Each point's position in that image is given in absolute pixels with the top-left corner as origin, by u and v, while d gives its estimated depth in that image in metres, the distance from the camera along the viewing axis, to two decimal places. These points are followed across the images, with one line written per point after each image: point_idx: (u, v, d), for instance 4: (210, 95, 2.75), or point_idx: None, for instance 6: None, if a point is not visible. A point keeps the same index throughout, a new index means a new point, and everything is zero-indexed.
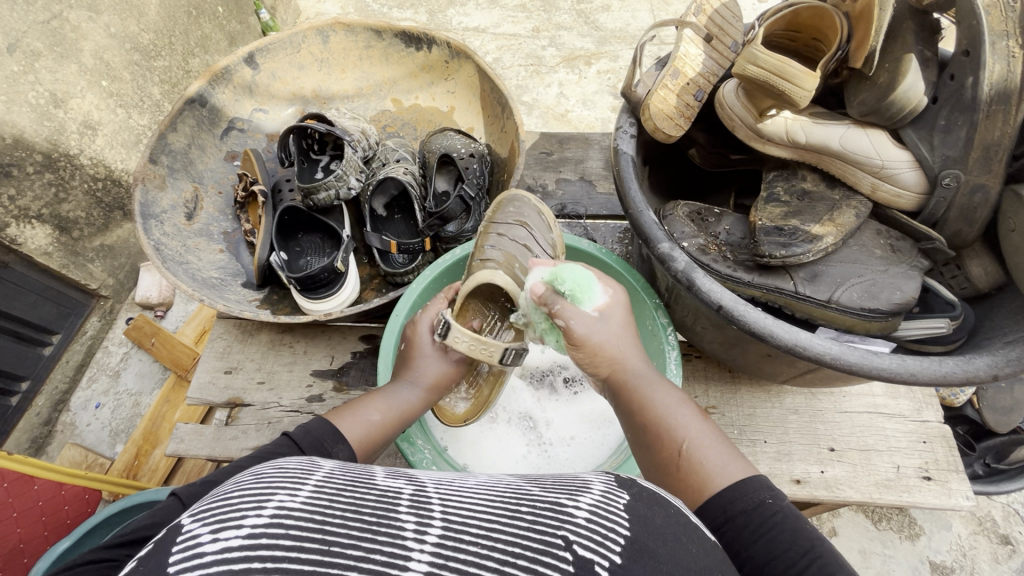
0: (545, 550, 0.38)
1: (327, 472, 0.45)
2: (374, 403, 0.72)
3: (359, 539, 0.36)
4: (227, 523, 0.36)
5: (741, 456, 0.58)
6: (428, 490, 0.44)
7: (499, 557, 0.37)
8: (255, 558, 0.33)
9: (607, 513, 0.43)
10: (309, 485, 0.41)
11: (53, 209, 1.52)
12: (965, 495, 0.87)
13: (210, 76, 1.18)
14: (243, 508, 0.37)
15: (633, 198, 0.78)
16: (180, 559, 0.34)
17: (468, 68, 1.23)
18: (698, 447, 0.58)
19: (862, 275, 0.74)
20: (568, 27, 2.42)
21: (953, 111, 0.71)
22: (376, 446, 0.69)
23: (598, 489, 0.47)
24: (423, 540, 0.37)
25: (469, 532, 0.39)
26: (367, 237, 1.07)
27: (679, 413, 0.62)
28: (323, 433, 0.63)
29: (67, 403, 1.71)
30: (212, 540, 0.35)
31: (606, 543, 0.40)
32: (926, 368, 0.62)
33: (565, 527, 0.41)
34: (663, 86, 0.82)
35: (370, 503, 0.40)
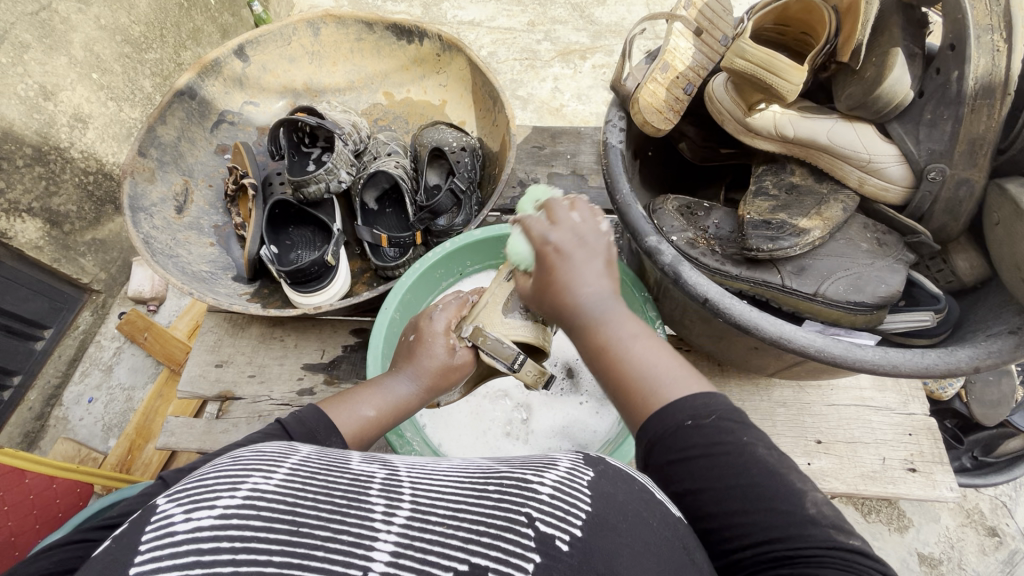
0: (508, 527, 0.39)
1: (303, 456, 0.45)
2: (369, 397, 0.68)
3: (328, 521, 0.36)
4: (200, 503, 0.36)
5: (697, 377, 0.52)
6: (399, 473, 0.44)
7: (463, 536, 0.38)
8: (224, 539, 0.34)
9: (571, 490, 0.43)
10: (283, 467, 0.41)
11: (44, 202, 1.51)
12: (950, 487, 0.88)
13: (200, 68, 1.18)
14: (217, 489, 0.37)
15: (621, 191, 0.78)
16: (152, 538, 0.34)
17: (459, 61, 1.23)
18: (639, 366, 0.52)
19: (848, 268, 0.74)
20: (563, 21, 2.41)
21: (938, 105, 0.71)
22: (370, 439, 0.67)
23: (564, 466, 0.46)
24: (390, 521, 0.37)
25: (435, 512, 0.39)
26: (358, 230, 1.06)
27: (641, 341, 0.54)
28: (317, 425, 0.60)
29: (59, 398, 1.71)
30: (185, 519, 0.35)
31: (569, 518, 0.41)
32: (909, 360, 0.62)
33: (529, 504, 0.41)
34: (652, 80, 0.82)
35: (341, 486, 0.40)
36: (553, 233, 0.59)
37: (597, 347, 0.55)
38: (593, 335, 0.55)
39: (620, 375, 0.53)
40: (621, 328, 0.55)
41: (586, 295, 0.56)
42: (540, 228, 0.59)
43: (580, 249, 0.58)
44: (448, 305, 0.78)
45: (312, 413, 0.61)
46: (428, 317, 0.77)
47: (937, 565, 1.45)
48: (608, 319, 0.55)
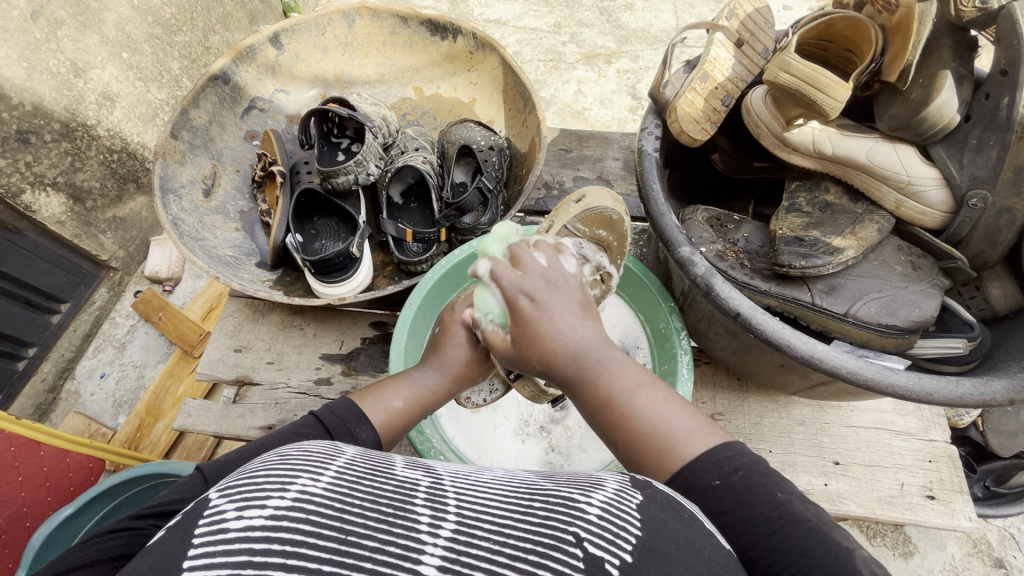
0: (556, 545, 0.38)
1: (349, 459, 0.45)
2: (396, 388, 0.67)
3: (376, 530, 0.36)
4: (251, 502, 0.36)
5: (697, 415, 0.53)
6: (444, 482, 0.44)
7: (510, 553, 0.37)
8: (275, 540, 0.34)
9: (619, 511, 0.42)
10: (331, 469, 0.41)
11: (69, 177, 1.53)
12: (968, 517, 0.87)
13: (234, 54, 1.18)
14: (268, 488, 0.38)
15: (656, 200, 0.77)
16: (206, 535, 0.35)
17: (492, 59, 1.22)
18: (652, 419, 0.52)
19: (881, 290, 0.74)
20: (589, 24, 2.40)
21: (985, 131, 0.71)
22: (399, 433, 0.65)
23: (612, 487, 0.45)
24: (436, 533, 0.37)
25: (481, 528, 0.39)
26: (383, 224, 1.07)
27: (642, 399, 0.53)
28: (348, 413, 0.61)
29: (73, 371, 1.73)
30: (236, 517, 0.35)
31: (617, 541, 0.39)
32: (943, 389, 0.62)
33: (577, 524, 0.40)
34: (691, 88, 0.82)
35: (387, 494, 0.40)
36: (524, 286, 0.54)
37: (599, 401, 0.54)
38: (596, 391, 0.54)
39: (620, 425, 0.53)
40: (623, 379, 0.54)
41: (580, 346, 0.54)
42: (511, 279, 0.54)
43: (551, 293, 0.54)
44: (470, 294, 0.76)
45: (341, 404, 0.62)
46: (451, 309, 0.75)
47: None
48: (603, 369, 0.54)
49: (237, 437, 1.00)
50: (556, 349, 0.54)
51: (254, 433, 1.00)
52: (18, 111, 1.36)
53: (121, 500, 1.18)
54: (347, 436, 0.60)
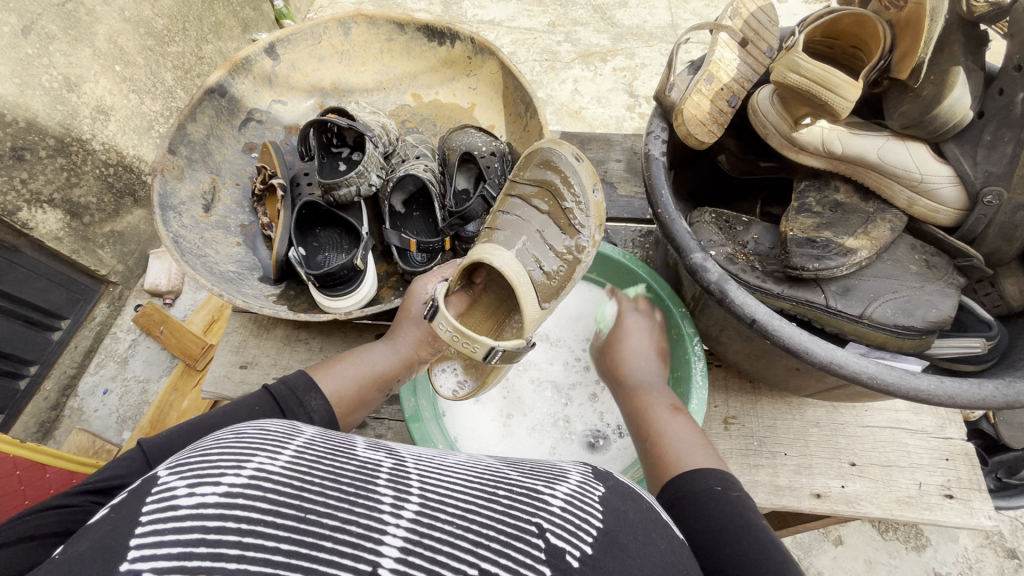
0: (519, 535, 0.38)
1: (308, 439, 0.44)
2: (348, 360, 0.76)
3: (337, 509, 0.35)
4: (204, 479, 0.35)
5: (713, 452, 0.64)
6: (407, 464, 0.43)
7: (474, 538, 0.36)
8: (230, 518, 0.32)
9: (581, 504, 0.43)
10: (289, 449, 0.40)
11: (65, 193, 1.51)
12: (988, 515, 0.86)
13: (230, 66, 1.17)
14: (222, 465, 0.36)
15: (665, 205, 0.76)
16: (155, 511, 0.33)
17: (491, 64, 1.21)
18: (676, 437, 0.67)
19: (896, 291, 0.73)
20: (584, 22, 2.38)
21: (1000, 127, 0.70)
22: (356, 404, 0.73)
23: (574, 480, 0.46)
24: (399, 514, 0.36)
25: (445, 511, 0.38)
26: (386, 234, 1.05)
27: (671, 416, 0.71)
28: (297, 382, 0.67)
29: (75, 388, 1.71)
30: (188, 494, 0.33)
31: (579, 533, 0.40)
32: (965, 391, 0.61)
33: (540, 516, 0.40)
34: (696, 91, 0.80)
35: (349, 473, 0.39)
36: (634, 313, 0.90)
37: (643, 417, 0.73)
38: (637, 399, 0.77)
39: (651, 429, 0.70)
40: (660, 403, 0.74)
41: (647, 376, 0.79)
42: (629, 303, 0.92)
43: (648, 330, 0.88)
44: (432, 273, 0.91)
45: (296, 376, 0.69)
46: (412, 285, 0.89)
47: None
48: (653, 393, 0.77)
49: None
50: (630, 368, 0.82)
51: None
52: (12, 129, 1.35)
53: None
54: (297, 404, 0.66)
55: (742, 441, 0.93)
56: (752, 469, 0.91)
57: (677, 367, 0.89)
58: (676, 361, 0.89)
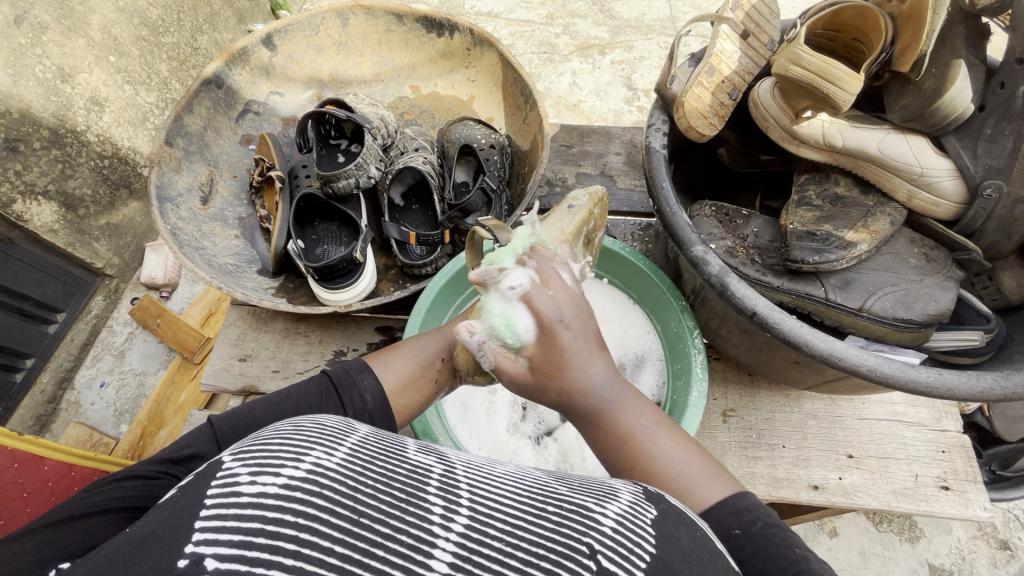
0: (568, 555, 0.38)
1: (361, 438, 0.46)
2: (404, 351, 0.74)
3: (388, 516, 0.37)
4: (265, 469, 0.37)
5: (713, 465, 0.55)
6: (456, 474, 0.45)
7: (523, 557, 0.37)
8: (289, 511, 0.34)
9: (634, 525, 0.42)
10: (344, 447, 0.42)
11: (60, 185, 1.50)
12: (982, 506, 0.87)
13: (227, 56, 1.16)
14: (283, 458, 0.39)
15: (666, 198, 0.76)
16: (219, 494, 0.35)
17: (490, 56, 1.20)
18: (664, 459, 0.54)
19: (895, 284, 0.73)
20: (582, 15, 2.37)
21: (1000, 120, 0.70)
22: (411, 392, 0.71)
23: (626, 498, 0.46)
24: (449, 527, 0.37)
25: (493, 526, 0.39)
26: (385, 227, 1.05)
27: (647, 428, 0.56)
28: (351, 364, 0.70)
29: (72, 381, 1.71)
30: (250, 483, 0.36)
31: (631, 558, 0.40)
32: (964, 383, 0.61)
33: (590, 535, 0.40)
34: (697, 84, 0.80)
35: (400, 479, 0.41)
36: (557, 311, 0.56)
37: (613, 439, 0.56)
38: (613, 426, 0.56)
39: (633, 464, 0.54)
40: (633, 415, 0.56)
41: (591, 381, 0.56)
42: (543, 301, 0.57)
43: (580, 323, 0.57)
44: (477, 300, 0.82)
45: (352, 361, 0.71)
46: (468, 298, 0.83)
47: None
48: (616, 420, 0.55)
49: None
50: (576, 383, 0.55)
51: None
52: (5, 119, 1.33)
53: None
54: (352, 384, 0.68)
55: (741, 433, 0.93)
56: (751, 461, 0.91)
57: (676, 359, 0.89)
58: (675, 353, 0.89)
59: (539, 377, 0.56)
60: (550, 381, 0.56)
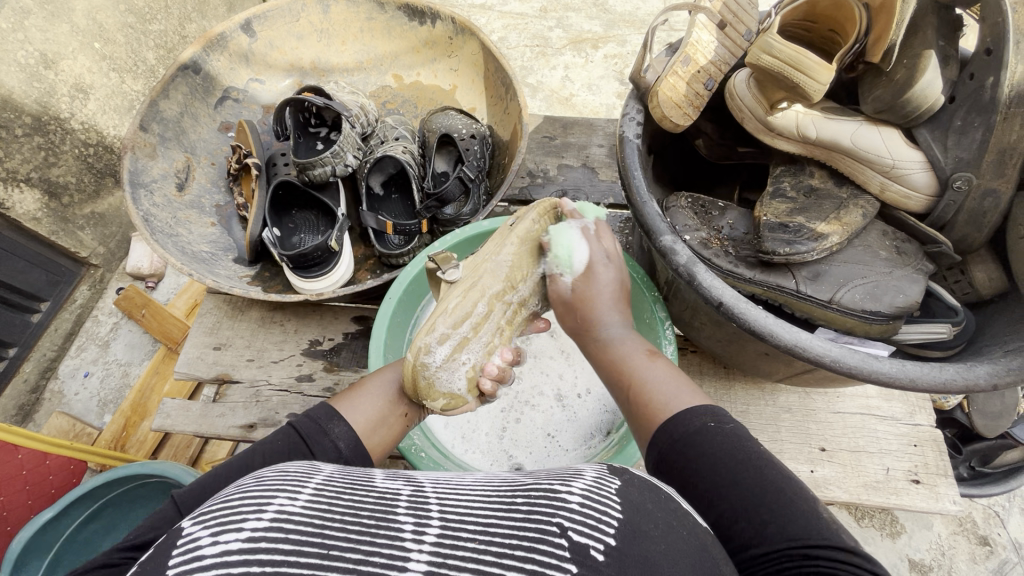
0: (540, 538, 0.37)
1: (326, 475, 0.44)
2: (371, 388, 0.69)
3: (358, 543, 0.35)
4: (227, 526, 0.35)
5: (693, 387, 0.58)
6: (425, 487, 0.43)
7: (497, 551, 0.36)
8: (254, 562, 0.32)
9: (600, 497, 0.42)
10: (308, 488, 0.40)
11: (43, 173, 1.48)
12: (953, 500, 0.87)
13: (205, 42, 1.14)
14: (243, 511, 0.36)
15: (637, 188, 0.75)
16: (180, 563, 0.33)
17: (472, 45, 1.19)
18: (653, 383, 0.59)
19: (865, 276, 0.73)
20: (576, 8, 2.36)
21: (970, 112, 0.69)
22: (382, 435, 0.66)
23: (590, 476, 0.45)
24: (421, 540, 0.36)
25: (466, 529, 0.37)
26: (362, 216, 1.04)
27: (638, 358, 0.63)
28: (320, 411, 0.64)
29: (55, 371, 1.70)
30: (212, 543, 0.34)
31: (600, 527, 0.39)
32: (927, 375, 0.61)
33: (559, 513, 0.39)
34: (673, 73, 0.79)
35: (368, 505, 0.39)
36: (603, 254, 0.70)
37: (611, 365, 0.65)
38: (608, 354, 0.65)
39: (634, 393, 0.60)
40: (630, 347, 0.65)
41: (606, 324, 0.68)
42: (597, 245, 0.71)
43: (612, 290, 0.70)
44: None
45: (319, 406, 0.65)
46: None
47: (927, 572, 1.46)
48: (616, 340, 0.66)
49: (218, 436, 0.98)
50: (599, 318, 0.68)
51: (235, 433, 0.98)
52: None
53: (104, 502, 1.16)
54: (322, 433, 0.62)
55: None
56: None
57: None
58: (648, 344, 0.89)
59: (572, 307, 0.71)
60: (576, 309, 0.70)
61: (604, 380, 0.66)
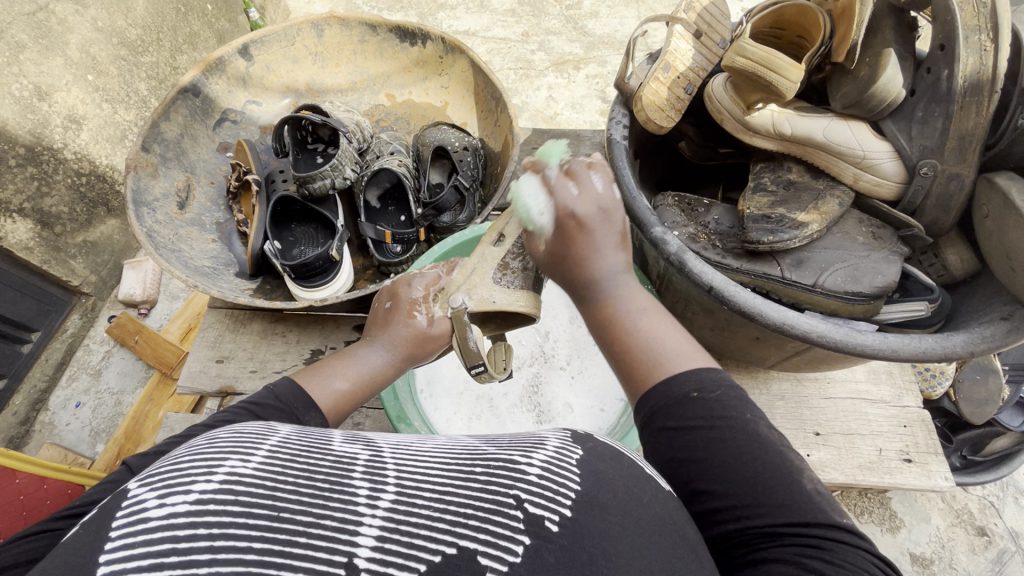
0: (496, 510, 0.37)
1: (284, 436, 0.41)
2: (341, 370, 0.67)
3: (309, 506, 0.34)
4: (174, 488, 0.34)
5: (700, 349, 0.56)
6: (384, 453, 0.41)
7: (451, 519, 0.36)
8: (202, 524, 0.31)
9: (560, 469, 0.41)
10: (262, 449, 0.38)
11: (36, 203, 1.50)
12: (944, 477, 0.90)
13: (204, 66, 1.19)
14: (192, 473, 0.35)
15: (627, 185, 0.79)
16: (124, 526, 0.32)
17: (462, 63, 1.25)
18: (645, 334, 0.57)
19: (845, 261, 0.77)
20: (557, 32, 2.45)
21: (930, 103, 0.75)
22: (347, 413, 0.66)
23: (552, 446, 0.44)
24: (374, 505, 0.35)
25: (422, 495, 0.37)
26: (362, 227, 1.07)
27: (642, 318, 0.59)
28: (294, 401, 0.60)
29: (46, 402, 1.68)
30: (158, 507, 0.32)
31: (558, 498, 0.39)
32: (909, 345, 0.64)
33: (517, 486, 0.39)
34: (654, 79, 0.85)
35: (324, 469, 0.37)
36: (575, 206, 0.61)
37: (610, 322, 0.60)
38: (608, 309, 0.61)
39: (628, 345, 0.58)
40: (631, 303, 0.60)
41: (606, 270, 0.61)
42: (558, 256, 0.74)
43: (602, 220, 0.61)
44: (429, 270, 0.76)
45: (286, 388, 0.61)
46: (406, 280, 0.75)
47: (928, 565, 1.48)
48: (619, 286, 0.61)
49: None
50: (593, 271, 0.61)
51: None
52: None
53: None
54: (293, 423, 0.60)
55: None
56: None
57: None
58: None
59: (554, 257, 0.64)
60: (563, 268, 0.63)
61: (594, 330, 0.63)
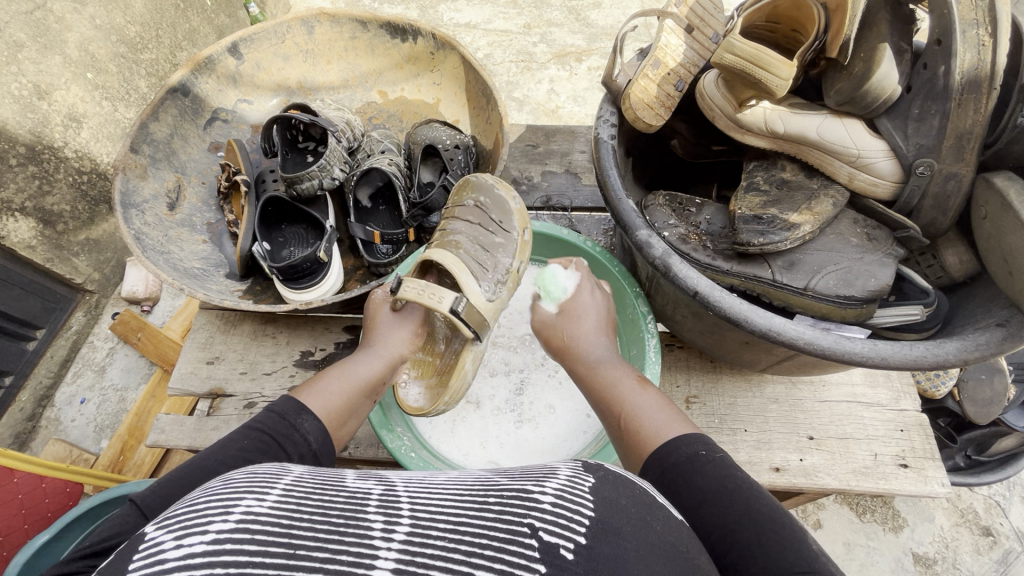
0: (511, 538, 0.36)
1: (297, 477, 0.42)
2: (332, 375, 0.69)
3: (326, 542, 0.33)
4: (191, 529, 0.33)
5: (684, 419, 0.60)
6: (397, 488, 0.41)
7: (466, 549, 0.35)
8: (218, 564, 0.31)
9: (573, 496, 0.41)
10: (276, 488, 0.38)
11: (37, 202, 1.50)
12: (941, 482, 0.88)
13: (193, 65, 1.18)
14: (209, 513, 0.35)
15: (614, 186, 0.78)
16: (140, 567, 0.31)
17: (453, 59, 1.23)
18: (642, 410, 0.62)
19: (837, 263, 0.75)
20: (559, 23, 2.42)
21: (926, 99, 0.72)
22: (345, 419, 0.66)
23: (565, 474, 0.44)
24: (390, 538, 0.34)
25: (436, 527, 0.36)
26: (351, 227, 1.07)
27: (630, 388, 0.66)
28: (285, 407, 0.61)
29: (51, 398, 1.70)
30: (175, 546, 0.32)
31: (572, 525, 0.38)
32: (898, 352, 0.63)
33: (531, 514, 0.38)
34: (643, 76, 0.82)
35: (338, 506, 0.37)
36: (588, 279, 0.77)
37: (600, 386, 0.69)
38: (596, 374, 0.71)
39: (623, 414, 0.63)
40: (623, 375, 0.69)
41: (591, 349, 0.75)
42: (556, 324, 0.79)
43: (593, 307, 0.79)
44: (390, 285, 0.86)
45: (279, 401, 0.62)
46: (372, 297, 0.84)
47: (932, 565, 1.45)
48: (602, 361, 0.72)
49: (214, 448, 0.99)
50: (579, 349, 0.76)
51: None
52: None
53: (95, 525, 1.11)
54: (291, 429, 0.60)
55: (704, 419, 0.94)
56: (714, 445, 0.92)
57: (632, 345, 0.91)
58: (631, 340, 0.91)
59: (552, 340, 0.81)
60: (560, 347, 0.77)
61: (592, 402, 0.70)
